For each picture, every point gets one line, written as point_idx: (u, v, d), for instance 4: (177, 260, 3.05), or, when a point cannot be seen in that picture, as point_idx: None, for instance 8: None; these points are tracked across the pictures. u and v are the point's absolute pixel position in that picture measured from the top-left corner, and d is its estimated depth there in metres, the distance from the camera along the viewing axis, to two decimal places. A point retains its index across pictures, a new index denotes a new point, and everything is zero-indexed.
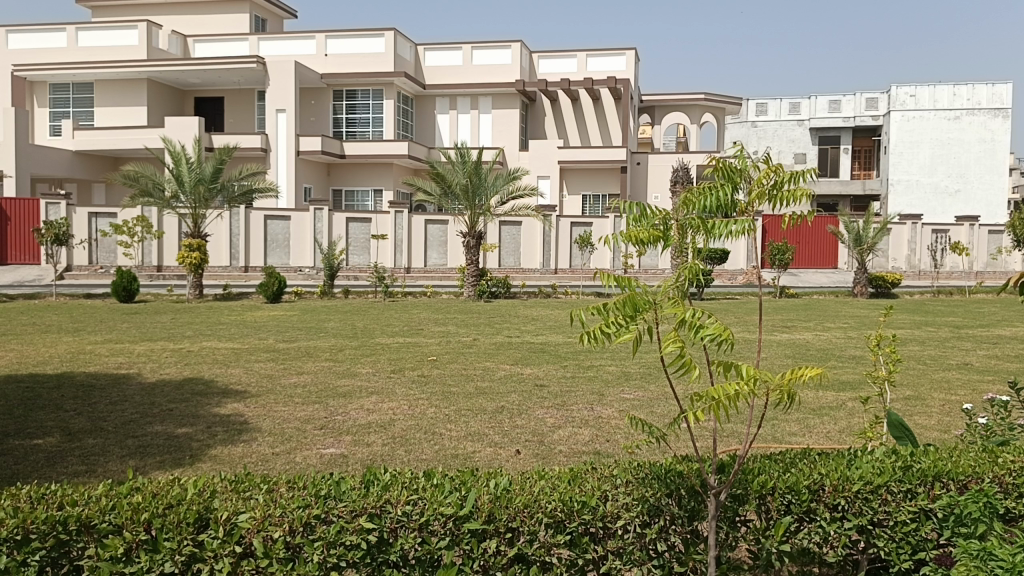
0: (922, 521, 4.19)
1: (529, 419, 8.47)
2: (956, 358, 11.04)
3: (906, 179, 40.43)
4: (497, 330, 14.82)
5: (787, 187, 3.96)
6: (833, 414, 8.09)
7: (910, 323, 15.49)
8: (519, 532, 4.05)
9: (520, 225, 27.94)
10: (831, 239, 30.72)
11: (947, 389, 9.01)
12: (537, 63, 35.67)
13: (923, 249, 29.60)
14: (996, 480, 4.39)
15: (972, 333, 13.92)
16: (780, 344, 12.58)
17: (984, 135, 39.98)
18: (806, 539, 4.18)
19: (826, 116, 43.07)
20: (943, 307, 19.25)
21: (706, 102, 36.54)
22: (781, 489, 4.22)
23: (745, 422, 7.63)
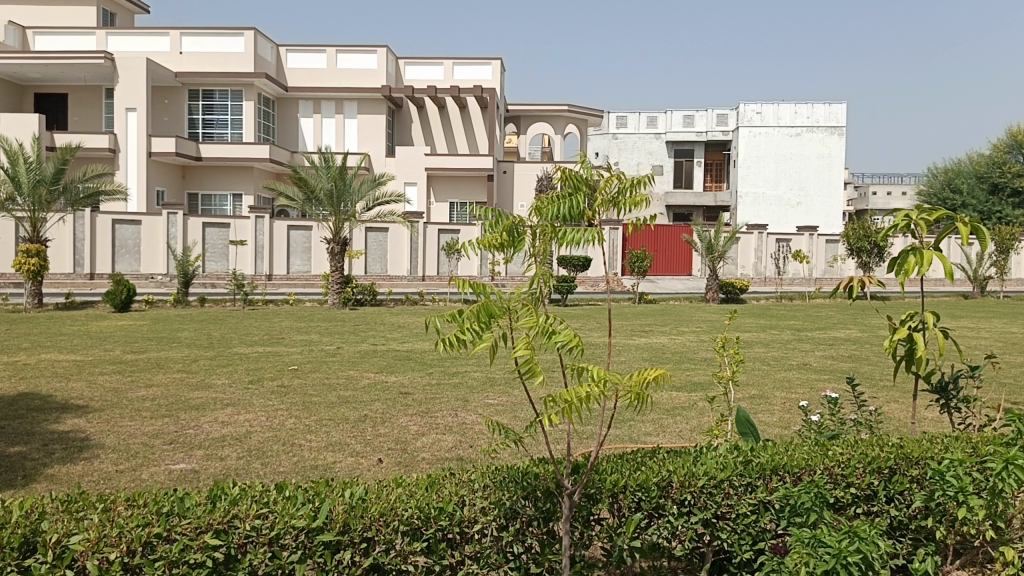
0: (760, 512, 4.43)
1: (392, 427, 8.39)
2: (796, 359, 11.79)
3: (752, 191, 42.96)
4: (361, 338, 14.59)
5: (630, 193, 4.07)
6: (685, 414, 8.44)
7: (757, 327, 16.40)
8: (375, 542, 4.00)
9: (386, 231, 27.68)
10: (686, 248, 32.16)
11: (787, 387, 9.62)
12: (403, 69, 35.42)
13: (768, 257, 31.42)
14: (827, 472, 4.61)
15: (811, 335, 14.91)
16: (638, 348, 13.04)
17: (823, 150, 42.70)
18: (656, 534, 4.34)
19: (681, 130, 45.12)
20: (785, 311, 20.52)
21: (570, 113, 37.45)
22: (632, 487, 4.34)
23: (599, 423, 7.88)
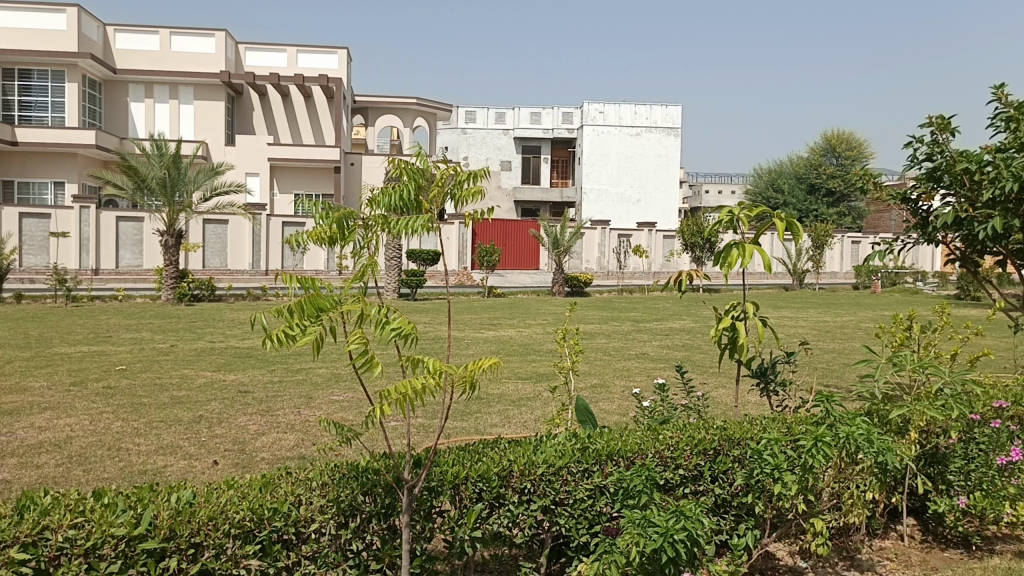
0: (597, 496, 4.58)
1: (229, 427, 8.04)
2: (635, 349, 12.30)
3: (596, 188, 44.38)
4: (198, 336, 13.91)
5: (467, 186, 4.10)
6: (530, 404, 8.61)
7: (599, 319, 16.98)
8: (204, 548, 3.83)
9: (226, 223, 26.55)
10: (533, 243, 32.84)
11: (626, 376, 10.03)
12: (244, 54, 34.03)
13: (610, 252, 32.59)
14: (658, 455, 4.78)
15: (649, 326, 15.61)
16: (485, 341, 13.17)
17: (660, 150, 44.81)
18: (497, 523, 4.37)
19: (528, 127, 45.91)
20: (625, 304, 21.39)
21: (419, 107, 37.30)
22: (473, 478, 4.35)
23: (440, 415, 7.92)
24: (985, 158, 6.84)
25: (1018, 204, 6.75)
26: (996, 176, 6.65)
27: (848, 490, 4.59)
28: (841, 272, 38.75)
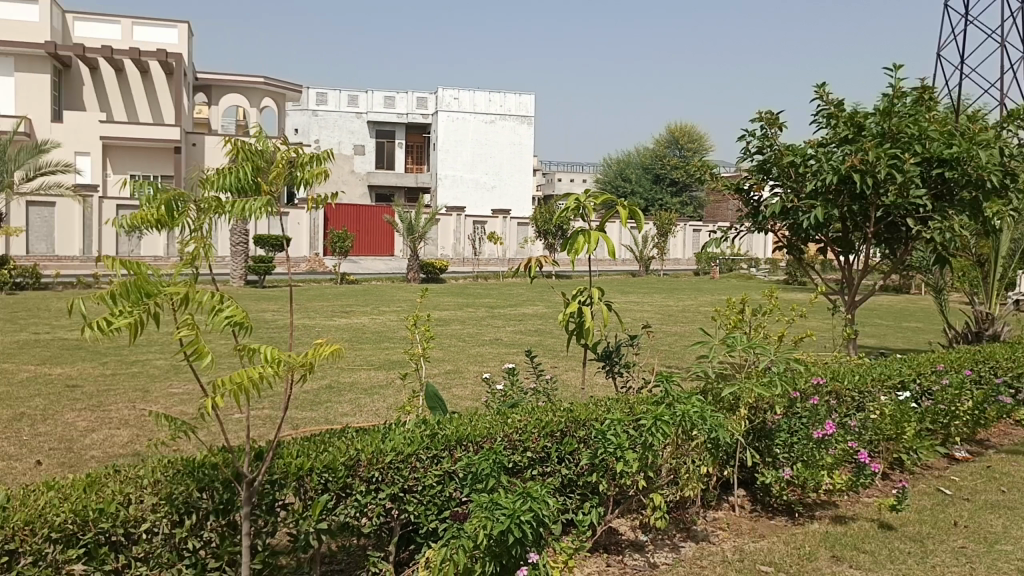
0: (445, 482, 4.48)
1: (55, 424, 7.48)
2: (488, 334, 12.43)
3: (451, 174, 44.39)
4: (19, 327, 12.84)
5: (310, 168, 3.98)
6: (383, 392, 8.51)
7: (454, 305, 17.03)
8: (20, 555, 3.55)
9: (53, 206, 24.67)
10: (388, 229, 32.49)
11: (479, 361, 10.11)
12: (71, 24, 31.59)
13: (465, 238, 32.78)
14: (506, 438, 4.69)
15: (503, 312, 15.80)
16: (338, 328, 12.91)
17: (514, 138, 45.53)
18: (344, 514, 4.16)
19: (382, 111, 45.19)
20: (480, 290, 21.58)
21: (266, 87, 36.05)
22: (318, 468, 4.10)
23: (282, 405, 7.75)
24: (808, 152, 7.32)
25: (837, 195, 7.29)
26: (819, 169, 7.17)
27: (684, 465, 4.79)
28: (684, 259, 40.78)
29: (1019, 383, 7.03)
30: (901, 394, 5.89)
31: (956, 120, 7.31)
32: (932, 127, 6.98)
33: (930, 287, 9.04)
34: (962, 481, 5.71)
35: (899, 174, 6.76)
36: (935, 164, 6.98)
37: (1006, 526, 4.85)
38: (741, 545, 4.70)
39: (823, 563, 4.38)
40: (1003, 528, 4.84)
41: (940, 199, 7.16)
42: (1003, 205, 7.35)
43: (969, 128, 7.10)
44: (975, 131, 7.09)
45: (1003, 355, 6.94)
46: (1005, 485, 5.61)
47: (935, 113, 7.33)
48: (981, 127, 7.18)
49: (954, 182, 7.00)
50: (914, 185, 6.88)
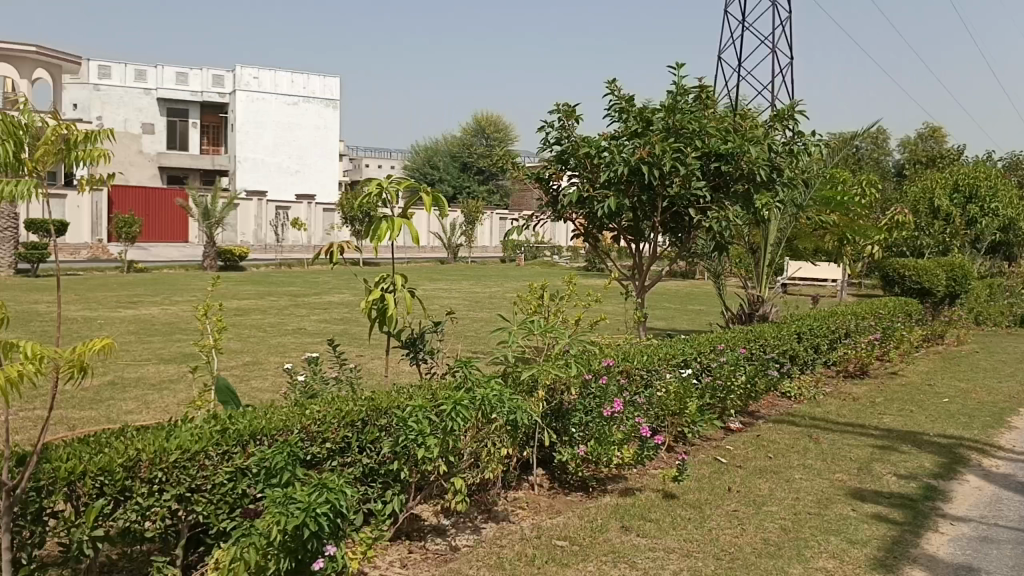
0: (239, 478, 4.01)
1: None
2: (291, 324, 12.02)
3: (252, 157, 42.51)
4: None
5: (83, 148, 3.63)
6: (173, 387, 8.01)
7: (254, 294, 16.34)
8: None
9: None
10: (182, 215, 30.73)
11: (280, 352, 9.76)
12: None
13: (267, 224, 31.61)
14: (304, 431, 4.27)
15: (307, 300, 15.37)
16: (123, 321, 11.98)
17: (318, 121, 44.42)
18: (124, 519, 3.66)
19: (173, 87, 42.18)
20: (283, 278, 20.87)
21: (38, 56, 32.71)
22: (92, 472, 3.57)
23: (54, 405, 7.10)
24: (602, 144, 7.65)
25: (628, 186, 7.70)
26: (610, 160, 7.53)
27: (484, 448, 4.85)
28: (490, 246, 41.67)
29: (784, 358, 7.77)
30: (684, 372, 6.31)
31: (732, 117, 7.92)
32: (710, 123, 7.54)
33: (709, 273, 9.81)
34: (735, 451, 6.24)
35: (681, 167, 7.28)
36: (713, 159, 7.54)
37: (770, 489, 5.35)
38: (539, 522, 4.85)
39: (612, 534, 4.62)
40: (768, 490, 5.33)
41: (718, 190, 7.76)
42: (771, 197, 8.05)
43: (742, 125, 7.75)
44: (747, 129, 7.75)
45: (771, 334, 7.64)
46: (771, 452, 6.19)
47: (713, 111, 7.89)
48: (753, 125, 7.84)
49: (729, 176, 7.63)
50: (696, 178, 7.42)
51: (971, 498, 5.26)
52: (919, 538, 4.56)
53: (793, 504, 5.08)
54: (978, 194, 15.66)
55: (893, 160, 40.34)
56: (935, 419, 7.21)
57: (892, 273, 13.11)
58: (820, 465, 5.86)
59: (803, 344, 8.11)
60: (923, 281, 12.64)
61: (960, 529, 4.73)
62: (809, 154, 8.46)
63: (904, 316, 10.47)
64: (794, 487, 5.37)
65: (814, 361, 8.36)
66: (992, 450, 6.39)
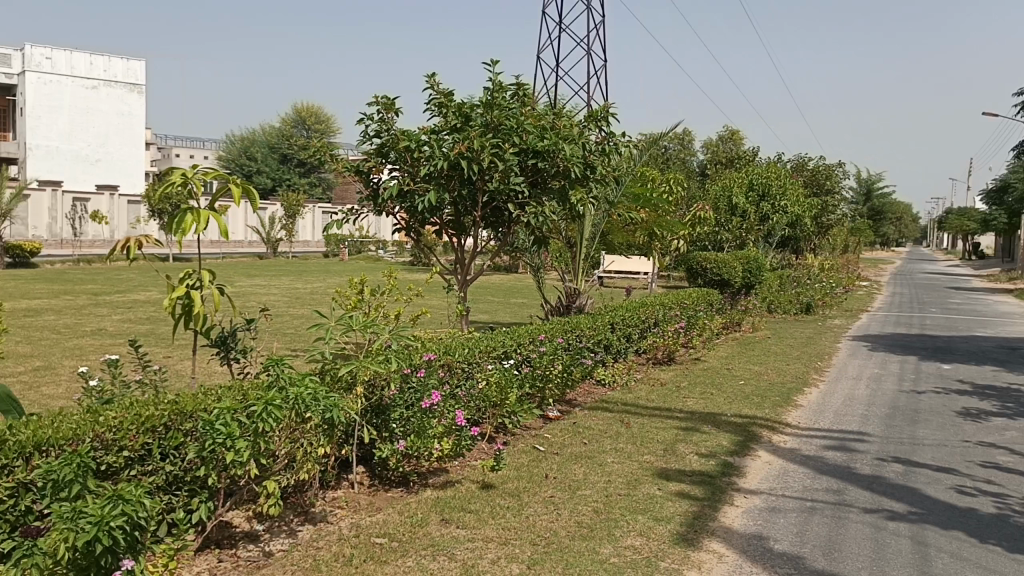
0: (20, 495, 3.66)
1: None
2: (90, 324, 11.14)
3: (45, 144, 38.97)
4: None
5: None
6: None
7: (48, 293, 15.00)
8: None
9: None
10: None
11: (77, 355, 9.03)
12: None
13: (62, 217, 29.17)
14: (97, 439, 3.93)
15: (109, 299, 14.31)
16: None
17: (121, 107, 41.51)
18: None
19: None
20: (80, 275, 19.23)
21: None
22: None
23: None
24: (422, 138, 7.59)
25: (448, 180, 7.72)
26: (430, 154, 7.51)
27: (299, 448, 4.68)
28: (312, 241, 40.65)
29: (599, 348, 8.09)
30: (505, 363, 6.40)
31: (548, 115, 8.11)
32: (527, 121, 7.70)
33: (529, 266, 10.04)
34: (553, 438, 6.44)
35: (499, 163, 7.39)
36: (530, 155, 7.72)
37: (584, 474, 5.57)
38: (357, 521, 4.77)
39: (431, 528, 4.63)
40: (583, 475, 5.55)
41: (535, 185, 7.95)
42: (585, 193, 8.35)
43: (557, 123, 7.97)
44: (562, 127, 7.97)
45: (587, 324, 7.93)
46: (586, 438, 6.44)
47: (530, 108, 8.07)
48: (568, 123, 8.07)
49: (545, 172, 7.85)
50: (514, 173, 7.57)
51: (762, 472, 5.72)
52: (717, 512, 4.91)
53: (605, 487, 5.31)
54: (770, 193, 17.00)
55: (697, 159, 43.19)
56: (732, 401, 7.78)
57: (696, 266, 13.98)
58: (630, 449, 6.16)
59: (616, 334, 8.49)
60: (723, 274, 13.58)
61: (752, 501, 5.14)
62: (620, 152, 8.84)
63: (706, 305, 11.22)
64: (606, 471, 5.62)
65: (626, 350, 8.79)
66: (780, 426, 6.99)
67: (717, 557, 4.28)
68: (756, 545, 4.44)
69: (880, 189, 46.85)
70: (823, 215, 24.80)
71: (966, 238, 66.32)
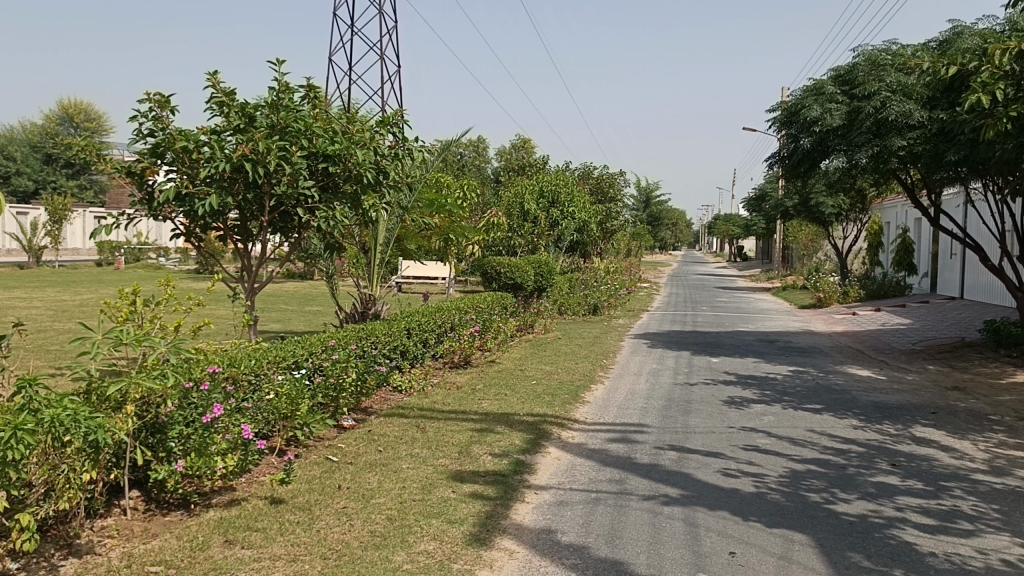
0: None
1: None
2: None
3: None
4: None
5: None
6: None
7: None
8: None
9: None
10: None
11: None
12: None
13: None
14: None
15: None
16: None
17: None
18: None
19: None
20: None
21: None
22: None
23: None
24: (201, 138, 7.16)
25: (231, 182, 7.34)
26: (211, 156, 7.10)
27: (60, 475, 4.22)
28: (83, 249, 37.38)
29: (395, 354, 8.03)
30: (296, 373, 6.16)
31: (339, 118, 7.92)
32: (316, 123, 7.48)
33: (322, 273, 9.78)
34: (346, 448, 6.30)
35: (287, 166, 7.13)
36: (321, 159, 7.51)
37: (379, 481, 5.49)
38: (129, 550, 4.40)
39: (215, 550, 4.37)
40: (377, 483, 5.47)
41: (326, 190, 7.76)
42: (379, 198, 8.26)
43: (349, 126, 7.81)
44: (354, 131, 7.83)
45: (382, 331, 7.84)
46: (381, 445, 6.36)
47: (319, 111, 7.86)
48: (359, 127, 7.92)
49: (336, 176, 7.67)
50: (303, 177, 7.33)
51: (551, 467, 5.94)
52: (508, 510, 5.02)
53: (399, 493, 5.28)
54: (559, 200, 17.79)
55: (491, 167, 44.29)
56: (524, 401, 8.01)
57: (490, 271, 14.21)
58: (425, 453, 6.16)
59: (412, 339, 8.47)
60: (515, 278, 13.94)
61: (542, 496, 5.31)
62: (413, 158, 8.81)
63: (501, 308, 11.49)
64: (401, 477, 5.58)
65: (423, 354, 8.79)
66: (569, 422, 7.29)
67: (508, 554, 4.37)
68: (545, 539, 4.59)
69: (657, 197, 50.26)
70: (607, 220, 26.19)
71: (732, 241, 72.73)
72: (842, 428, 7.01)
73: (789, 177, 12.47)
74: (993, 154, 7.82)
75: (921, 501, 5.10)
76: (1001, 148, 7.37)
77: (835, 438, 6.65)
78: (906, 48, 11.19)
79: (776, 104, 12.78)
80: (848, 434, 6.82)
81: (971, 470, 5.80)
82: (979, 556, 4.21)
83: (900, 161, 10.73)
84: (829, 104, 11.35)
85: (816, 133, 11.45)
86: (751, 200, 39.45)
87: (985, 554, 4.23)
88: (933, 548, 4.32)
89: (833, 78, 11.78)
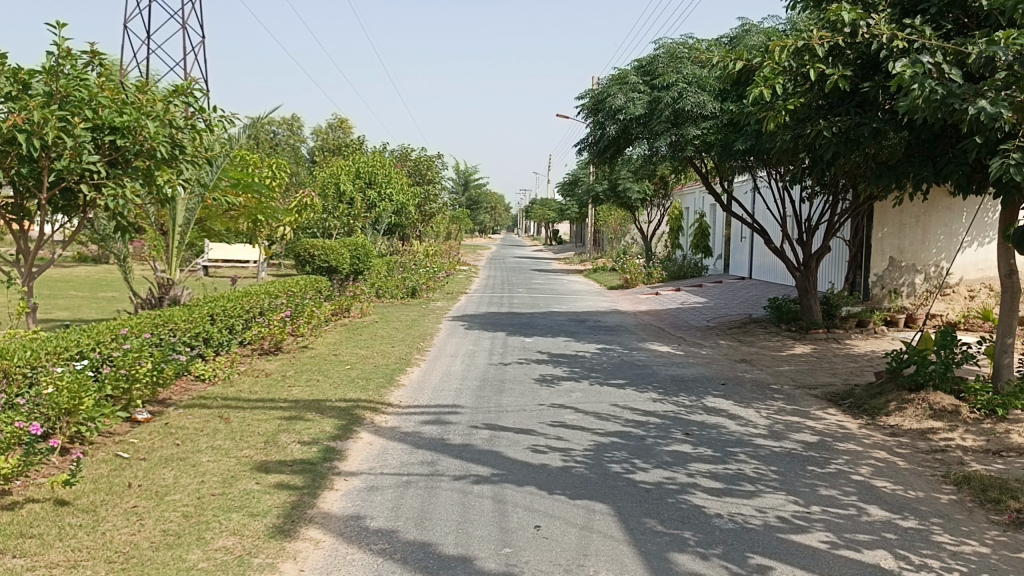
0: None
1: None
2: None
3: None
4: None
5: None
6: None
7: None
8: None
9: None
10: None
11: None
12: None
13: None
14: None
15: None
16: None
17: None
18: None
19: None
20: None
21: None
22: None
23: None
24: None
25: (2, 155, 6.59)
26: None
27: None
28: None
29: (196, 341, 7.58)
30: (78, 365, 5.60)
31: (127, 88, 7.31)
32: (102, 93, 6.90)
33: (116, 256, 9.05)
34: (139, 443, 5.87)
35: (67, 139, 6.49)
36: (106, 131, 6.93)
37: (174, 477, 5.17)
38: None
39: None
40: (172, 479, 5.14)
41: (115, 165, 7.18)
42: (175, 173, 7.72)
43: (137, 97, 7.22)
44: (145, 101, 7.26)
45: (181, 318, 7.36)
46: (179, 439, 5.99)
47: (104, 80, 7.24)
48: (151, 98, 7.36)
49: (126, 151, 7.11)
50: (88, 151, 6.72)
51: (362, 453, 5.83)
52: (315, 499, 4.88)
53: (197, 488, 4.99)
54: (375, 181, 17.55)
55: (306, 146, 42.88)
56: (337, 387, 7.81)
57: (303, 254, 13.81)
58: (226, 445, 5.86)
59: (216, 326, 8.02)
60: (330, 261, 13.60)
61: (351, 483, 5.21)
62: (213, 132, 8.31)
63: (314, 292, 11.14)
64: (198, 472, 5.27)
65: (228, 342, 8.34)
66: (382, 407, 7.21)
67: (313, 543, 4.25)
68: (353, 526, 4.49)
69: (475, 180, 50.63)
70: (424, 203, 26.13)
71: (547, 225, 74.79)
72: (642, 401, 7.39)
73: (596, 163, 12.88)
74: (774, 144, 8.45)
75: (710, 466, 5.46)
76: (780, 139, 8.04)
77: (635, 411, 6.99)
78: (700, 43, 11.88)
79: (584, 91, 13.19)
80: (647, 407, 7.19)
81: (753, 435, 6.29)
82: (758, 514, 4.56)
83: (695, 149, 11.44)
84: (632, 93, 11.84)
85: (620, 120, 11.89)
86: (564, 186, 40.85)
87: (763, 512, 4.60)
88: (718, 509, 4.63)
89: (636, 69, 12.30)
